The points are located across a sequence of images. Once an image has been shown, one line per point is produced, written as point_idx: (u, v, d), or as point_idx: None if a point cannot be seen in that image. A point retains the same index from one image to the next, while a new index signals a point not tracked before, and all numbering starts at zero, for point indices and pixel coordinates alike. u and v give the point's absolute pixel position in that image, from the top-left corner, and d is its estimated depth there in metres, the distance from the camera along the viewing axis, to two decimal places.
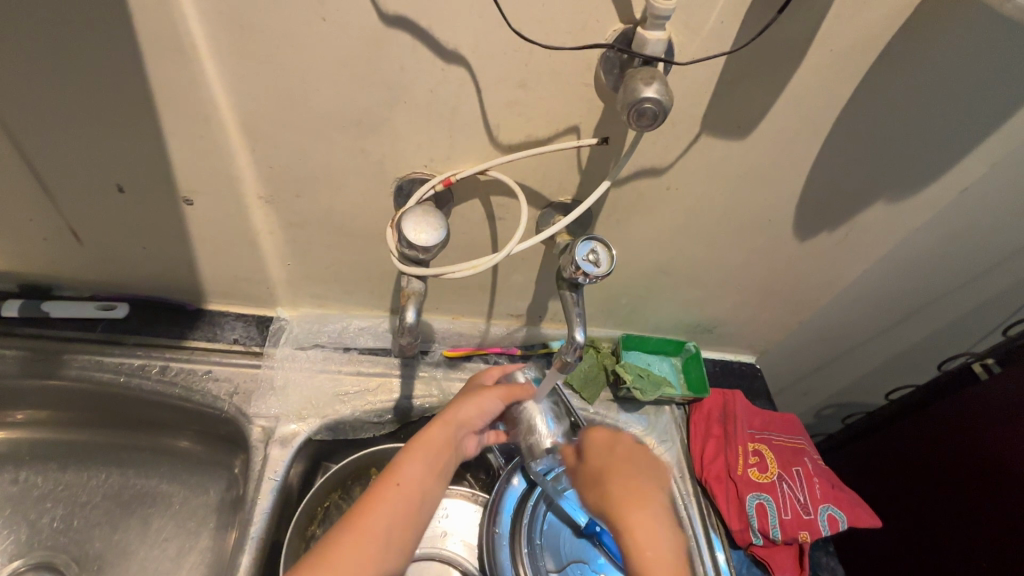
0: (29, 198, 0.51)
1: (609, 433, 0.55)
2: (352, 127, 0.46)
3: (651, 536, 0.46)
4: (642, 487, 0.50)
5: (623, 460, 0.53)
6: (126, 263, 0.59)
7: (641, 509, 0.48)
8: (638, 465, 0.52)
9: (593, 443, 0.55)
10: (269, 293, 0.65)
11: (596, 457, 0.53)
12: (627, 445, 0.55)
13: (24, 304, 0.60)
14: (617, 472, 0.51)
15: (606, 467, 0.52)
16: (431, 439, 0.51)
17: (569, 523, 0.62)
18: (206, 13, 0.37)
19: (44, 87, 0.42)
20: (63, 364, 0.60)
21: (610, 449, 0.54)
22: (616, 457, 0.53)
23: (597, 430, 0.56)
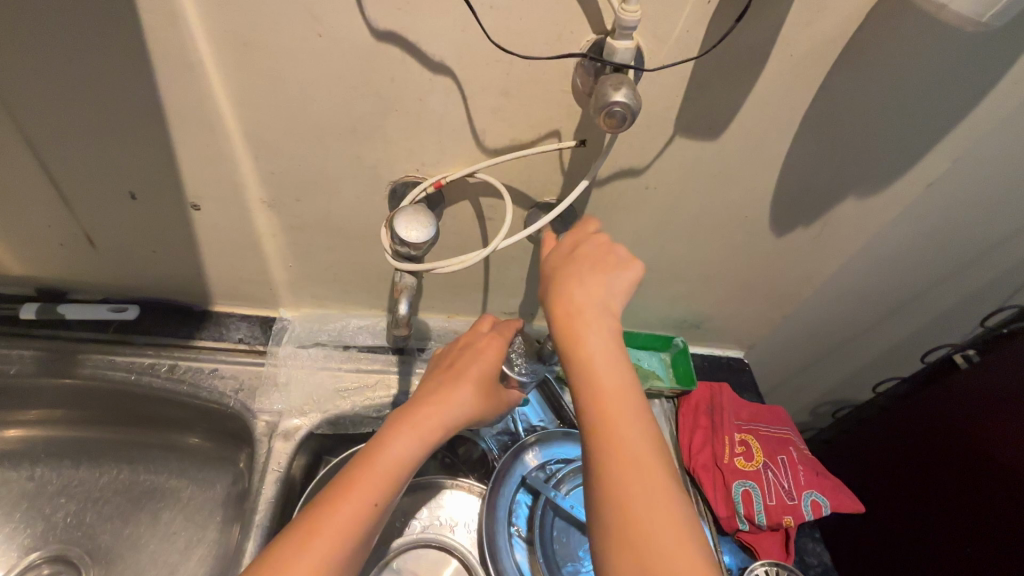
0: (47, 206, 0.55)
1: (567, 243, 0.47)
2: (348, 134, 0.49)
3: (606, 385, 0.40)
4: (608, 335, 0.42)
5: (579, 271, 0.44)
6: (135, 266, 0.62)
7: (595, 352, 0.41)
8: (603, 301, 0.43)
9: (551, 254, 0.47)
10: (272, 295, 0.68)
11: (551, 269, 0.46)
12: (588, 254, 0.46)
13: (41, 307, 0.64)
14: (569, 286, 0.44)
15: (560, 277, 0.45)
16: (430, 436, 0.49)
17: (578, 523, 0.62)
18: (212, 31, 0.41)
19: (64, 101, 0.46)
20: (77, 363, 0.63)
21: (567, 260, 0.45)
22: (573, 267, 0.45)
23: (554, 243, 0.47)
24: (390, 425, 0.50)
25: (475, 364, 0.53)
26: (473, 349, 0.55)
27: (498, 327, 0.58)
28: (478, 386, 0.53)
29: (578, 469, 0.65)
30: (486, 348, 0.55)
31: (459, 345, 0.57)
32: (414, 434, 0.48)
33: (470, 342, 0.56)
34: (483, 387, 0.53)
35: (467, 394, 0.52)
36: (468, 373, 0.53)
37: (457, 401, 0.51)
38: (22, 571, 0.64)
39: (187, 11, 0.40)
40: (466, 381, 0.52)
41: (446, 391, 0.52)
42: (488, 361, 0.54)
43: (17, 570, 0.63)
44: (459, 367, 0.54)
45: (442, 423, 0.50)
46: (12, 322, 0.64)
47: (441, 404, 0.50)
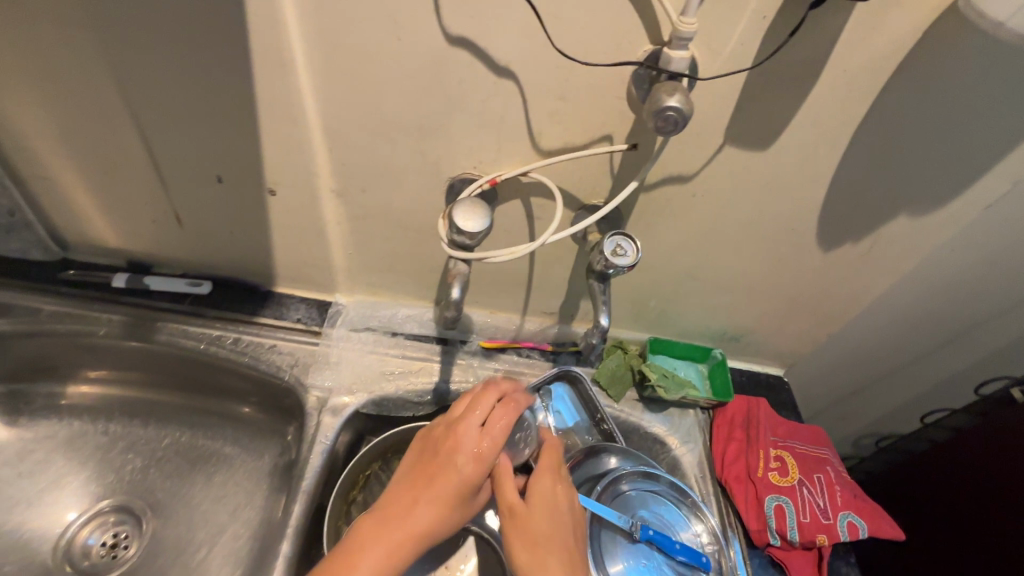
0: (147, 186, 0.62)
1: (548, 485, 0.56)
2: (414, 132, 0.53)
3: None
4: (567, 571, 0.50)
5: (557, 522, 0.53)
6: (213, 244, 0.69)
7: None
8: (562, 543, 0.52)
9: (536, 493, 0.55)
10: (330, 280, 0.73)
11: (538, 510, 0.53)
12: (561, 505, 0.55)
13: (130, 277, 0.70)
14: (551, 537, 0.52)
15: (544, 523, 0.52)
16: (396, 556, 0.48)
17: (622, 530, 0.62)
18: (306, 33, 0.46)
19: (173, 91, 0.52)
20: (154, 330, 0.69)
21: (551, 504, 0.54)
22: (554, 516, 0.53)
23: (539, 484, 0.56)
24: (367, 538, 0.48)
25: (459, 476, 0.51)
26: (462, 449, 0.52)
27: (496, 417, 0.54)
28: (455, 506, 0.51)
29: (629, 476, 0.65)
30: (477, 454, 0.52)
31: (448, 440, 0.53)
32: (384, 558, 0.47)
33: (462, 440, 0.53)
34: (460, 507, 0.52)
35: (444, 509, 0.50)
36: (446, 491, 0.51)
37: (431, 521, 0.50)
38: (92, 515, 0.70)
39: (286, 13, 0.45)
40: (445, 500, 0.51)
41: (422, 507, 0.50)
42: (473, 470, 0.52)
43: (88, 514, 0.69)
44: (440, 466, 0.52)
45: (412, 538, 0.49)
46: (103, 288, 0.70)
47: (416, 529, 0.49)
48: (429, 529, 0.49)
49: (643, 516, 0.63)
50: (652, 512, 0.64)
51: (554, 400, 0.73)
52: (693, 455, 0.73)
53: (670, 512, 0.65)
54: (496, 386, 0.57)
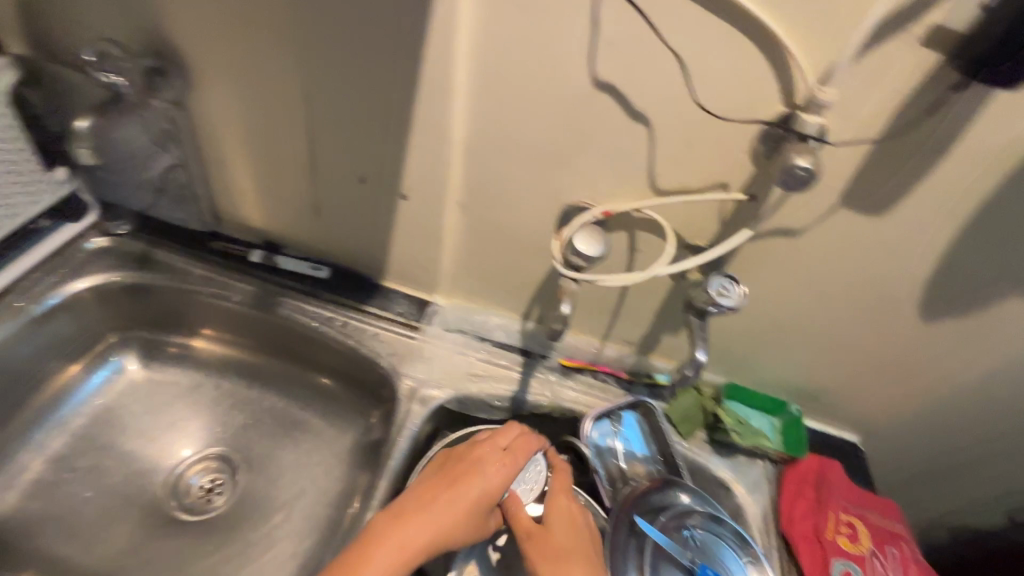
0: (300, 178, 0.70)
1: (563, 505, 0.63)
2: (545, 159, 0.59)
3: None
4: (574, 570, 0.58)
5: (569, 534, 0.61)
6: (340, 235, 0.77)
7: None
8: (572, 549, 0.60)
9: (552, 512, 0.62)
10: (433, 281, 0.79)
11: (552, 527, 0.61)
12: (575, 521, 0.62)
13: (264, 254, 0.79)
14: (561, 544, 0.60)
15: (556, 538, 0.60)
16: (414, 548, 0.55)
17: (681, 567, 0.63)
18: (473, 67, 0.53)
19: (346, 103, 0.60)
20: (278, 304, 0.77)
21: (564, 522, 0.62)
22: (566, 530, 0.61)
23: (557, 507, 0.63)
24: (384, 529, 0.56)
25: (477, 489, 0.61)
26: (487, 463, 0.63)
27: (517, 446, 0.65)
28: (472, 514, 0.59)
29: (693, 514, 0.66)
30: (502, 468, 0.63)
31: (470, 459, 0.63)
32: (400, 552, 0.54)
33: (486, 457, 0.63)
34: (479, 514, 0.60)
35: (462, 513, 0.59)
36: (466, 497, 0.60)
37: (449, 525, 0.58)
38: (201, 457, 0.78)
39: (461, 49, 0.52)
40: (461, 509, 0.59)
41: (440, 512, 0.58)
42: (491, 484, 0.61)
43: (197, 455, 0.77)
44: (458, 476, 0.61)
45: (431, 532, 0.56)
46: (239, 259, 0.79)
47: (435, 525, 0.57)
48: (447, 525, 0.57)
49: (705, 557, 0.64)
50: (714, 554, 0.64)
51: (624, 427, 0.74)
52: (759, 507, 0.73)
53: (734, 558, 0.65)
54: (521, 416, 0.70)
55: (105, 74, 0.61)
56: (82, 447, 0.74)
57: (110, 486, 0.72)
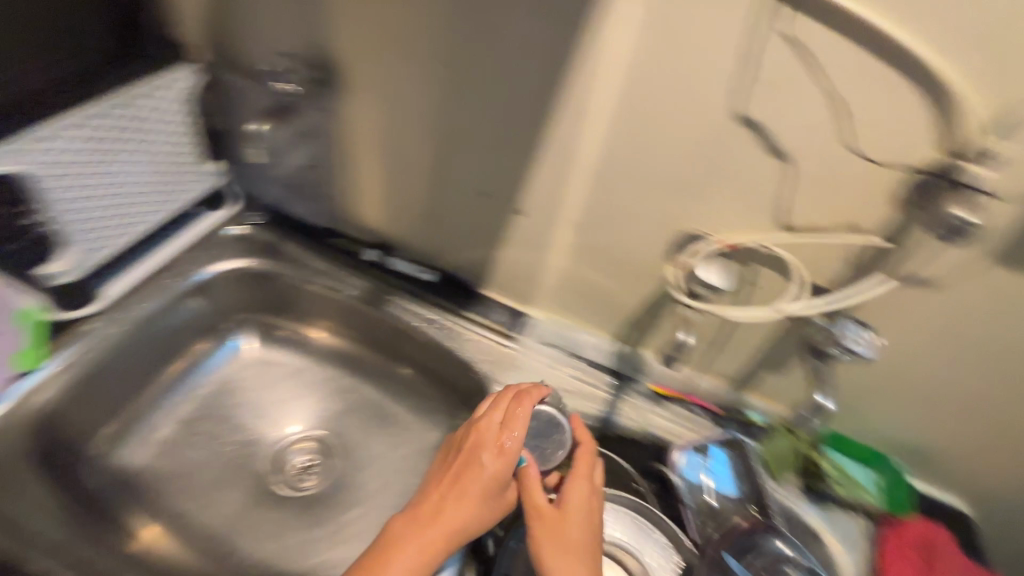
0: (423, 186, 0.75)
1: (573, 482, 0.62)
2: (670, 186, 0.60)
3: None
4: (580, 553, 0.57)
5: (576, 513, 0.60)
6: (449, 241, 0.80)
7: None
8: (581, 529, 0.59)
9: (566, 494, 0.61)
10: (532, 293, 0.81)
11: (562, 507, 0.60)
12: (585, 499, 0.61)
13: (378, 253, 0.85)
14: (568, 524, 0.59)
15: (564, 519, 0.59)
16: (428, 549, 0.57)
17: None
18: (615, 93, 0.56)
19: (481, 119, 0.64)
20: (386, 301, 0.82)
21: (574, 502, 0.60)
22: (573, 510, 0.60)
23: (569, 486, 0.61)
24: (402, 536, 0.58)
25: (481, 476, 0.61)
26: (484, 447, 0.63)
27: (513, 419, 0.65)
28: (483, 501, 0.61)
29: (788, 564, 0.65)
30: (498, 449, 0.63)
31: (471, 445, 0.64)
32: (420, 553, 0.57)
33: (482, 441, 0.64)
34: (489, 500, 0.61)
35: (468, 504, 0.60)
36: (472, 488, 0.61)
37: (461, 520, 0.59)
38: (303, 435, 0.82)
39: (607, 76, 0.55)
40: (469, 499, 0.60)
41: (449, 510, 0.60)
42: (495, 468, 0.62)
43: (299, 433, 0.82)
44: (461, 467, 0.63)
45: (443, 528, 0.59)
46: (354, 257, 0.85)
47: (446, 522, 0.59)
48: (459, 520, 0.59)
49: None
50: None
51: (712, 461, 0.72)
52: (853, 562, 0.69)
53: None
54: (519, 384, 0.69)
55: (286, 84, 0.69)
56: (200, 418, 0.79)
57: (222, 456, 0.77)
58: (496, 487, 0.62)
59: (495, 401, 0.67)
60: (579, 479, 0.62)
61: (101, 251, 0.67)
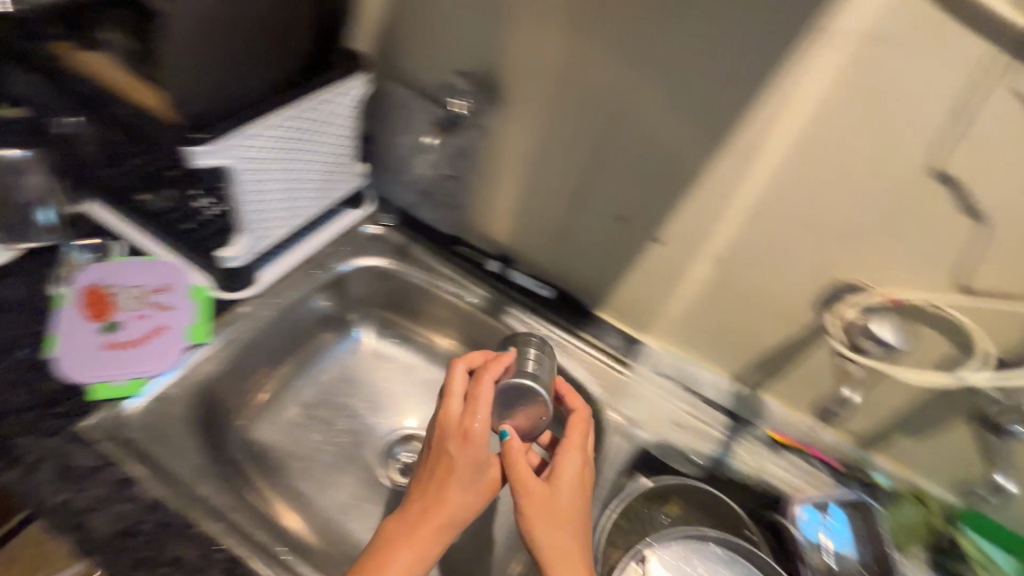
0: (559, 205, 0.76)
1: (564, 460, 0.61)
2: (834, 233, 0.58)
3: None
4: (572, 527, 0.57)
5: (564, 489, 0.59)
6: (572, 261, 0.81)
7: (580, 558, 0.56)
8: (575, 503, 0.59)
9: (557, 472, 0.60)
10: (651, 322, 0.81)
11: (551, 485, 0.59)
12: (573, 472, 0.60)
13: (501, 265, 0.87)
14: (558, 503, 0.58)
15: (554, 497, 0.58)
16: (423, 547, 0.55)
17: None
18: (793, 137, 0.54)
19: (637, 148, 0.65)
20: (504, 312, 0.84)
21: (559, 477, 0.59)
22: (560, 486, 0.59)
23: (562, 463, 0.60)
24: (392, 540, 0.55)
25: (463, 465, 0.58)
26: (450, 434, 0.59)
27: (478, 393, 0.61)
28: (467, 487, 0.58)
29: None
30: (464, 434, 0.59)
31: (442, 433, 0.60)
32: (415, 552, 0.55)
33: (449, 428, 0.60)
34: (473, 486, 0.58)
35: (455, 493, 0.57)
36: (458, 478, 0.58)
37: (451, 513, 0.57)
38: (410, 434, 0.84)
39: (788, 119, 0.54)
40: (453, 488, 0.57)
41: (438, 508, 0.57)
42: (475, 454, 0.58)
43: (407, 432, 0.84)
44: (439, 457, 0.59)
45: (435, 522, 0.56)
46: (478, 266, 0.88)
47: (437, 518, 0.56)
48: (451, 512, 0.57)
49: None
50: None
51: (832, 518, 0.69)
52: None
53: None
54: (466, 357, 0.66)
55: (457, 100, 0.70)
56: (320, 400, 0.84)
57: (336, 439, 0.81)
58: (477, 471, 0.58)
59: (452, 384, 0.63)
60: (566, 448, 0.62)
61: (265, 240, 0.71)
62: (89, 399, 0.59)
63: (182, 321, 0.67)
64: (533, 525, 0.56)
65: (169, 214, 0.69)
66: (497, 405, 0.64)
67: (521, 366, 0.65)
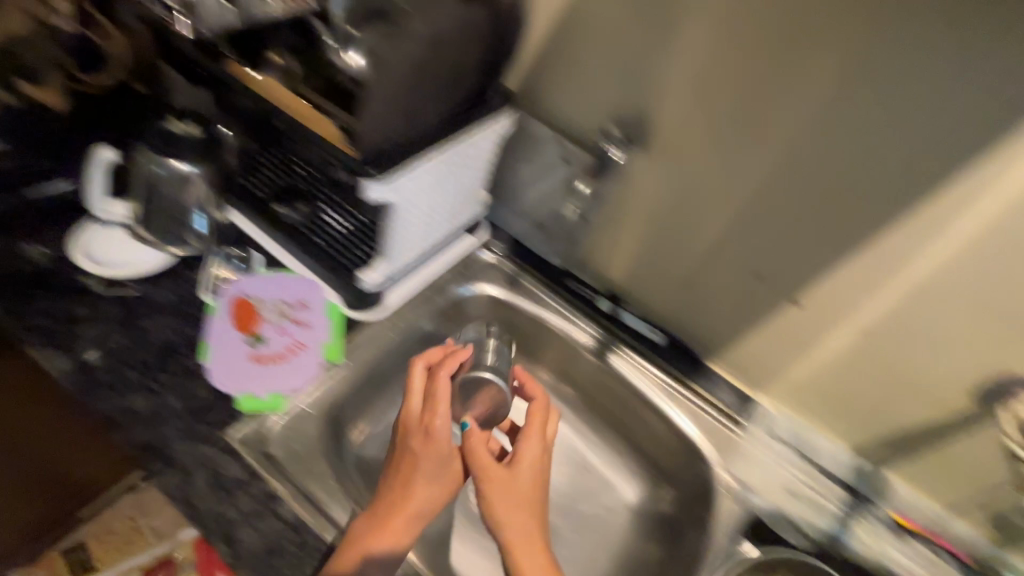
0: (690, 254, 0.75)
1: (522, 446, 0.60)
2: (1012, 325, 0.55)
3: None
4: (530, 515, 0.57)
5: (524, 476, 0.58)
6: (692, 310, 0.80)
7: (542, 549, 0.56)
8: (534, 490, 0.58)
9: (516, 459, 0.59)
10: (768, 382, 0.78)
11: (510, 473, 0.58)
12: (531, 458, 0.59)
13: (612, 304, 0.86)
14: (518, 493, 0.57)
15: (513, 485, 0.57)
16: (388, 544, 0.54)
17: None
18: (986, 223, 0.52)
19: (793, 212, 0.63)
20: (614, 354, 0.83)
21: (520, 466, 0.59)
22: (520, 474, 0.58)
23: (522, 450, 0.60)
24: (360, 541, 0.54)
25: (425, 462, 0.57)
26: (412, 430, 0.58)
27: (437, 385, 0.59)
28: (433, 483, 0.57)
29: None
30: (426, 430, 0.57)
31: (407, 431, 0.58)
32: (383, 549, 0.54)
33: (410, 423, 0.59)
34: (437, 480, 0.57)
35: (422, 490, 0.56)
36: (422, 476, 0.57)
37: (416, 509, 0.56)
38: None
39: (983, 205, 0.51)
40: (419, 486, 0.56)
41: (403, 506, 0.56)
42: (436, 450, 0.57)
43: None
44: (404, 452, 0.58)
45: (402, 518, 0.55)
46: (589, 304, 0.86)
47: (404, 516, 0.55)
48: (417, 508, 0.56)
49: None
50: None
51: None
52: None
53: None
54: (427, 354, 0.64)
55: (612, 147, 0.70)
56: None
57: None
58: (441, 464, 0.57)
59: (414, 390, 0.61)
60: (527, 432, 0.61)
61: (400, 262, 0.73)
62: (236, 407, 0.62)
63: (318, 339, 0.69)
64: (494, 510, 0.56)
65: (305, 227, 0.73)
66: (457, 395, 0.65)
67: (478, 360, 0.66)
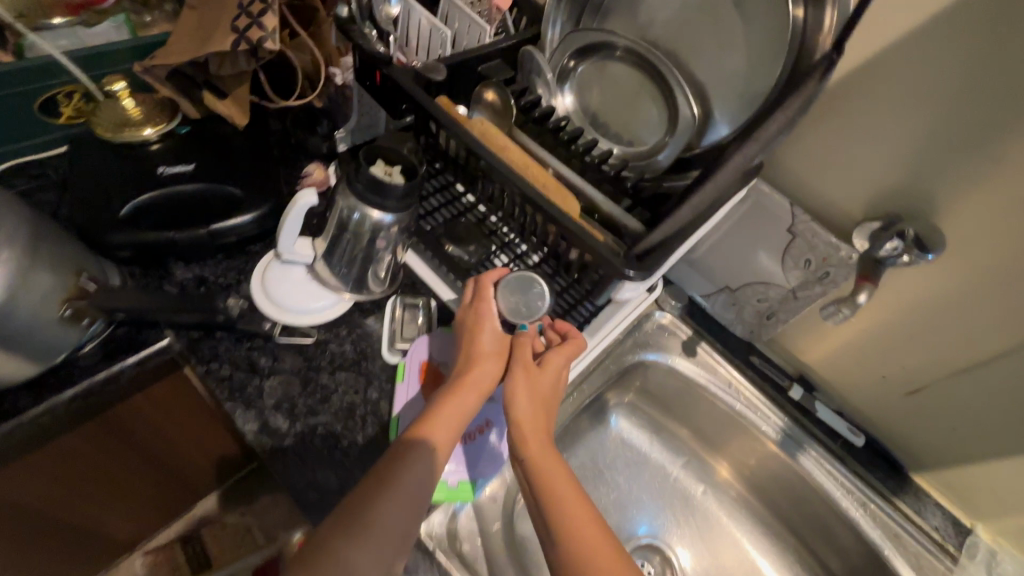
0: (938, 364, 0.63)
1: (557, 356, 0.57)
2: None
3: (576, 502, 0.50)
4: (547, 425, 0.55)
5: (552, 384, 0.56)
6: (915, 421, 0.69)
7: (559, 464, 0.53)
8: (553, 398, 0.57)
9: (547, 365, 0.56)
10: (997, 517, 0.67)
11: (543, 377, 0.56)
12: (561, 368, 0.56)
13: (805, 394, 0.76)
14: (545, 397, 0.56)
15: (543, 387, 0.56)
16: (439, 434, 0.51)
17: None
18: None
19: None
20: (801, 451, 0.73)
21: (553, 374, 0.56)
22: (550, 382, 0.56)
23: (554, 359, 0.57)
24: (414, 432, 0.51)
25: (476, 352, 0.56)
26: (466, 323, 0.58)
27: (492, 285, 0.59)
28: (480, 378, 0.55)
29: None
30: (477, 321, 0.57)
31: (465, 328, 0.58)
32: (437, 441, 0.51)
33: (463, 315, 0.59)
34: (483, 377, 0.55)
35: (472, 381, 0.55)
36: (474, 372, 0.55)
37: (464, 405, 0.54)
38: (668, 549, 0.79)
39: None
40: (469, 379, 0.55)
41: (454, 399, 0.54)
42: (483, 341, 0.57)
43: (664, 544, 0.79)
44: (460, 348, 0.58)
45: (454, 413, 0.53)
46: (779, 390, 0.77)
47: (453, 406, 0.53)
48: (464, 402, 0.54)
49: None
50: None
51: None
52: None
53: None
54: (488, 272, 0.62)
55: (885, 241, 0.56)
56: None
57: None
58: (488, 358, 0.56)
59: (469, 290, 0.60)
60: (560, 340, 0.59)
61: (599, 342, 0.67)
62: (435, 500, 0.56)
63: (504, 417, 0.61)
64: (518, 398, 0.55)
65: (478, 271, 0.65)
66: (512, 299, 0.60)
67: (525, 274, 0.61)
